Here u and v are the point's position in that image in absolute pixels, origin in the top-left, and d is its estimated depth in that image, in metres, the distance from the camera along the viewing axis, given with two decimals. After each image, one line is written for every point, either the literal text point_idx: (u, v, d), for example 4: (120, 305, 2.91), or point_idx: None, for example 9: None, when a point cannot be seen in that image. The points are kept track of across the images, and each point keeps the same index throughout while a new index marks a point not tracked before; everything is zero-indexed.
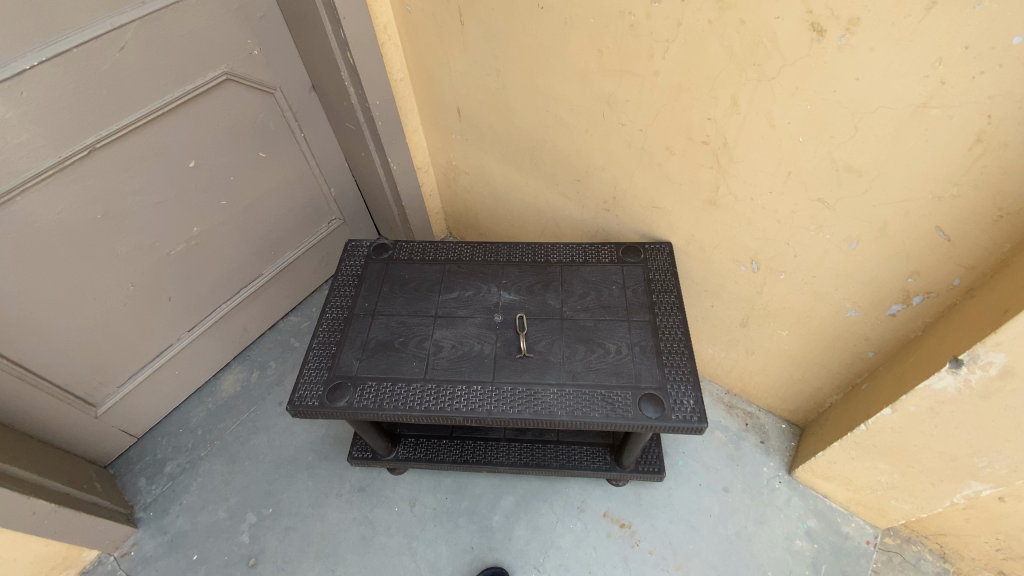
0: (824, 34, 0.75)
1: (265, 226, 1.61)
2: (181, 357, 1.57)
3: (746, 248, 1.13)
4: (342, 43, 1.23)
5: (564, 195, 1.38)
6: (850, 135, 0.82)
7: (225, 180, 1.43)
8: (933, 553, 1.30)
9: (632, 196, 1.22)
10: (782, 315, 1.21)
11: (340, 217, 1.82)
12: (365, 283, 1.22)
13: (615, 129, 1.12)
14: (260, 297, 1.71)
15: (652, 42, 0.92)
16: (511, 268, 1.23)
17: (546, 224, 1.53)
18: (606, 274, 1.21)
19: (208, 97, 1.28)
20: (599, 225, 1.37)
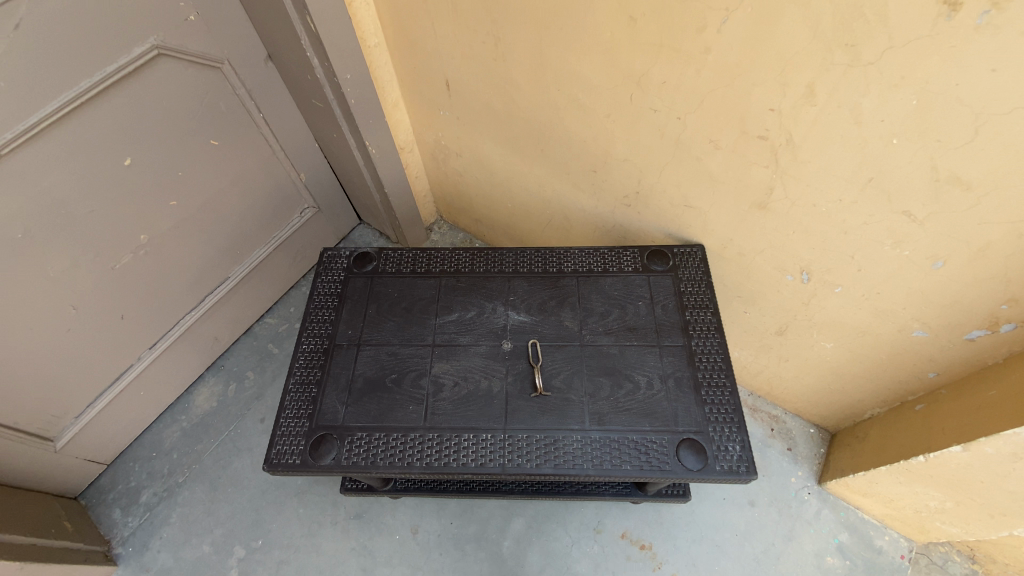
0: (958, 10, 0.56)
1: (227, 224, 1.39)
2: (145, 376, 1.39)
3: (798, 258, 0.96)
4: (299, 4, 0.98)
5: (575, 186, 1.18)
6: (967, 140, 0.66)
7: (173, 176, 1.20)
8: (961, 554, 1.24)
9: (661, 193, 1.03)
10: (830, 328, 1.06)
11: (313, 205, 1.59)
12: (347, 305, 1.03)
13: (644, 116, 0.90)
14: (229, 301, 1.51)
15: (705, 10, 0.70)
16: (519, 281, 1.05)
17: (553, 215, 1.33)
18: (631, 287, 1.02)
19: (139, 78, 1.03)
20: (617, 221, 1.18)
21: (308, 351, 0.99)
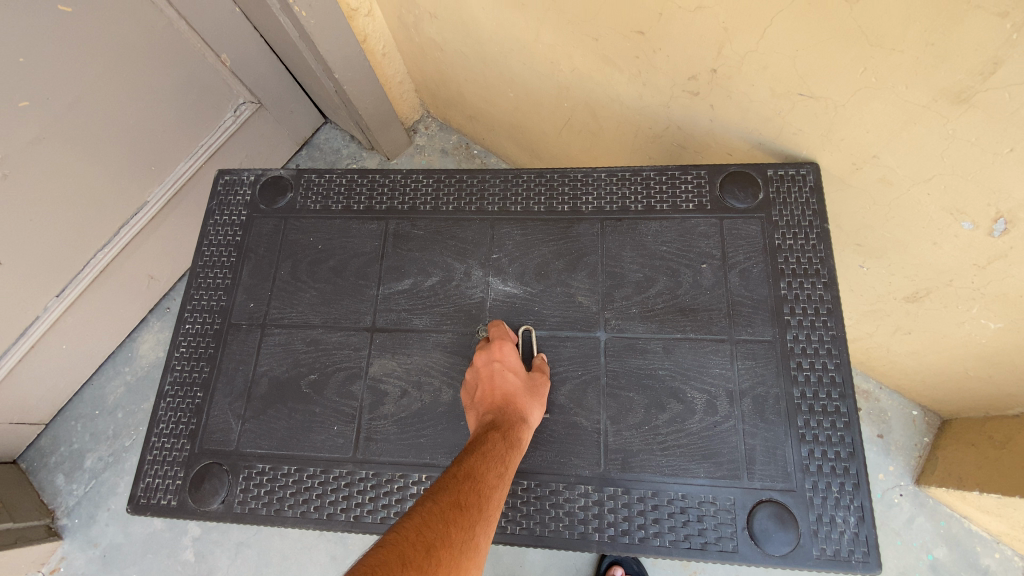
0: None
1: (125, 129, 1.02)
2: (63, 328, 1.12)
3: (1004, 191, 0.53)
4: None
5: (607, 62, 0.74)
6: None
7: (11, 65, 0.82)
8: None
9: (762, 70, 0.59)
10: (1009, 302, 0.65)
11: (252, 99, 1.18)
12: (249, 261, 0.69)
13: None
14: (159, 232, 1.19)
15: None
16: (508, 228, 0.67)
17: (574, 108, 0.90)
18: (690, 238, 0.65)
19: None
20: (672, 119, 0.75)
21: (193, 333, 0.67)
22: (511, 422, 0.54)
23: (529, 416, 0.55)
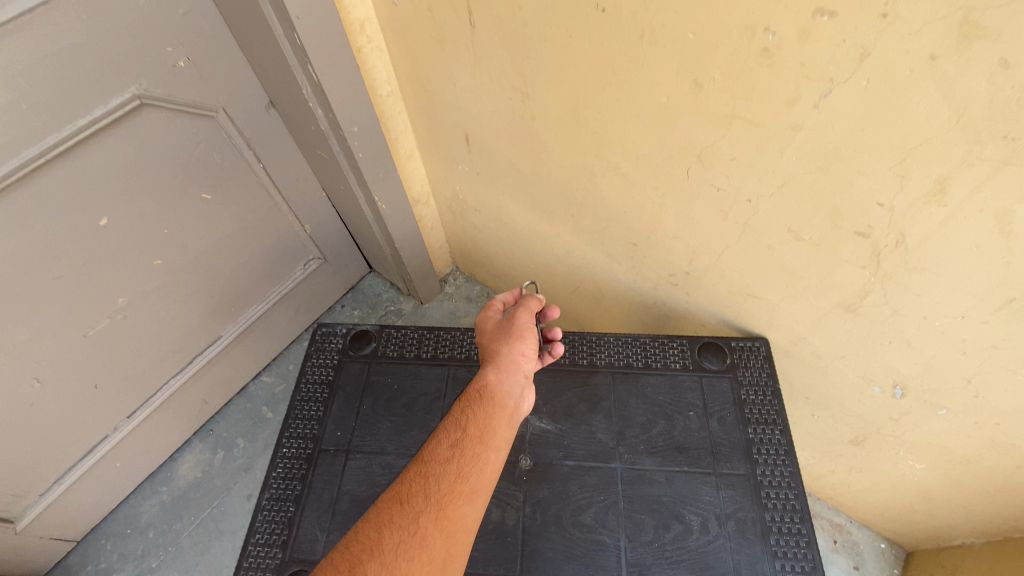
0: None
1: (219, 279, 1.26)
2: (123, 446, 1.25)
3: (892, 368, 0.77)
4: (300, 53, 0.86)
5: (611, 257, 1.02)
6: None
7: (156, 234, 1.07)
8: None
9: (720, 276, 0.86)
10: (922, 447, 0.85)
11: (319, 255, 1.46)
12: (339, 396, 0.88)
13: (704, 194, 0.74)
14: (222, 361, 1.38)
15: (800, 77, 0.54)
16: (542, 377, 0.89)
17: (583, 282, 1.17)
18: (679, 391, 0.86)
19: (118, 131, 0.91)
20: (658, 297, 1.01)
21: (288, 456, 0.83)
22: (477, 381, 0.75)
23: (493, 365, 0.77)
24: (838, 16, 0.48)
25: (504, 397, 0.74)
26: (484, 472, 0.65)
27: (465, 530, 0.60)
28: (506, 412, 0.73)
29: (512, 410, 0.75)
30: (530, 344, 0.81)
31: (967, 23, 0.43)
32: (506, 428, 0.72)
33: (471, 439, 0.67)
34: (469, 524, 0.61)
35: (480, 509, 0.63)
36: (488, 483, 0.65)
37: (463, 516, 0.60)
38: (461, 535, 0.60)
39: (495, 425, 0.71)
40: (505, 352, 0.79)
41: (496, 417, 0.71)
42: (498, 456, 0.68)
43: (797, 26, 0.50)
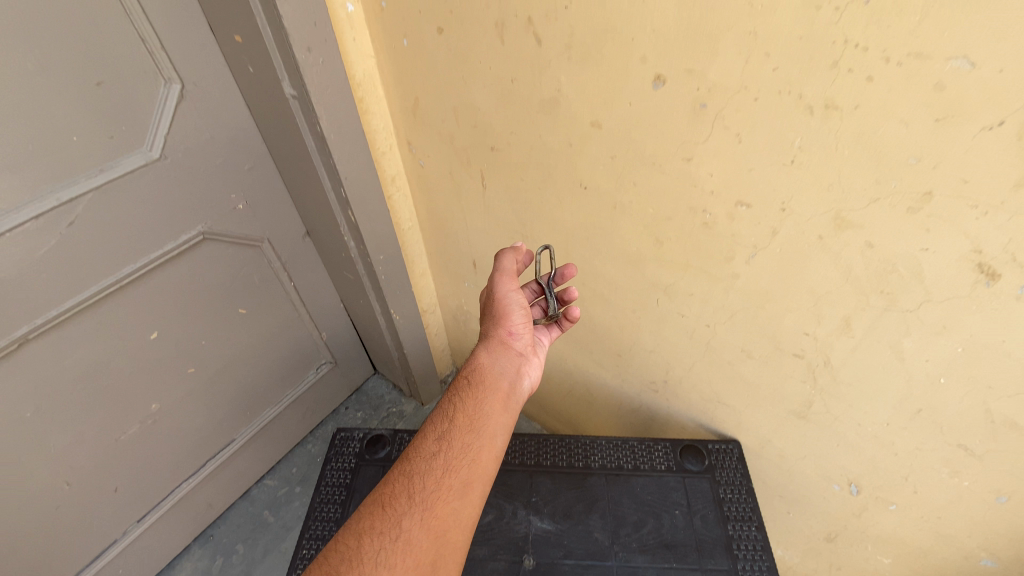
0: (996, 279, 0.56)
1: (242, 385, 1.36)
2: (127, 553, 1.27)
3: (844, 468, 0.88)
4: (342, 201, 1.07)
5: (599, 365, 1.16)
6: (1020, 391, 0.62)
7: (195, 346, 1.19)
8: None
9: (693, 384, 1.00)
10: (886, 542, 0.94)
11: (331, 360, 1.58)
12: (356, 498, 0.97)
13: (672, 318, 0.91)
14: (232, 464, 1.43)
15: (732, 242, 0.73)
16: (542, 478, 1.00)
17: (575, 386, 1.30)
18: (665, 491, 0.97)
19: (182, 260, 1.08)
20: (643, 401, 1.14)
21: (308, 558, 0.90)
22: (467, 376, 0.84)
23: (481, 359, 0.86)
24: (751, 206, 0.67)
25: (490, 389, 0.82)
26: (472, 463, 0.71)
27: (458, 524, 0.66)
28: (496, 396, 0.81)
29: (503, 392, 0.83)
30: (515, 326, 0.88)
31: (840, 218, 0.61)
32: (496, 414, 0.79)
33: (455, 434, 0.74)
34: (462, 516, 0.67)
35: (473, 499, 0.69)
36: (477, 473, 0.71)
37: (452, 511, 0.66)
38: (453, 529, 0.65)
39: (482, 414, 0.78)
40: (491, 348, 0.87)
41: (482, 406, 0.78)
42: (487, 444, 0.74)
43: (724, 210, 0.70)
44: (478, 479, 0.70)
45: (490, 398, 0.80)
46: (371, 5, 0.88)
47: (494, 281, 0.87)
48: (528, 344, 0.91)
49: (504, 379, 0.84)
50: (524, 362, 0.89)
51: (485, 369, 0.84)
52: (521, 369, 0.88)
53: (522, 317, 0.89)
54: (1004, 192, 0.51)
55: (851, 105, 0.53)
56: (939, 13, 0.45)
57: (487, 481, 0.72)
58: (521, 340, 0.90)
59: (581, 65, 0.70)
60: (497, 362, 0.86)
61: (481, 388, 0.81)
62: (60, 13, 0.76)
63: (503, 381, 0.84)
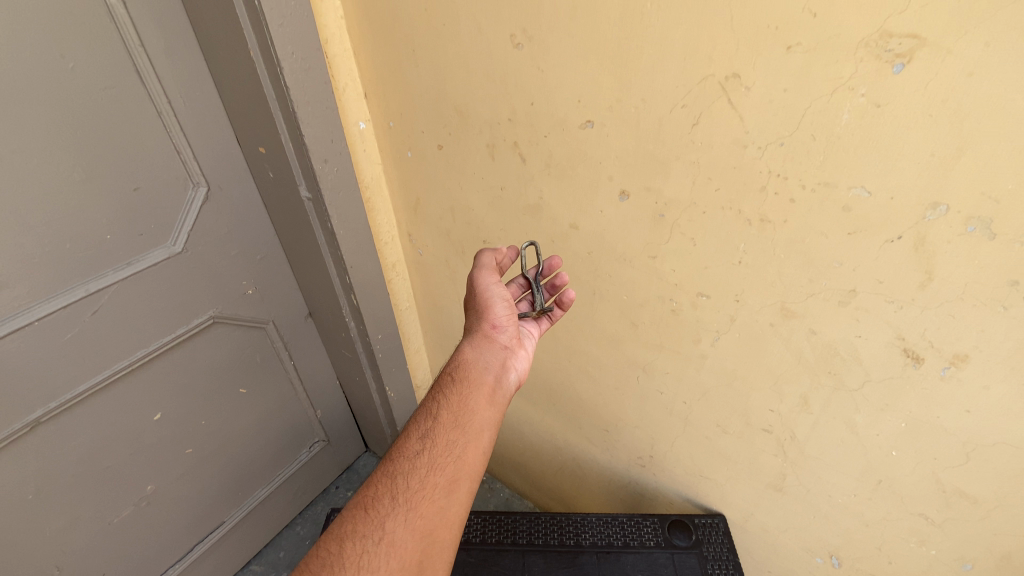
0: (921, 361, 0.65)
1: (236, 466, 1.35)
2: None
3: (825, 540, 0.92)
4: (346, 286, 1.15)
5: (587, 439, 1.21)
6: (960, 461, 0.69)
7: (195, 427, 1.20)
8: None
9: (676, 458, 1.05)
10: None
11: (324, 438, 1.59)
12: None
13: (652, 395, 0.98)
14: (219, 549, 1.40)
15: (698, 327, 0.82)
16: (533, 557, 1.04)
17: (565, 461, 1.33)
18: (654, 567, 1.00)
19: (191, 343, 1.11)
20: (631, 476, 1.18)
21: None
22: (450, 371, 0.80)
23: (464, 353, 0.81)
24: (711, 297, 0.77)
25: (474, 383, 0.78)
26: (457, 460, 0.68)
27: (445, 523, 0.63)
28: (481, 391, 0.77)
29: (489, 386, 0.79)
30: (500, 318, 0.84)
31: (785, 308, 0.71)
32: (482, 408, 0.76)
33: (439, 430, 0.71)
34: (449, 514, 0.64)
35: (460, 497, 0.66)
36: (463, 469, 0.68)
37: (438, 509, 0.64)
38: (439, 528, 0.63)
39: (467, 409, 0.74)
40: (475, 341, 0.83)
41: (466, 402, 0.75)
42: (473, 440, 0.71)
43: (688, 299, 0.80)
44: (466, 476, 0.68)
45: (475, 393, 0.77)
46: (380, 123, 1.02)
47: (474, 276, 0.84)
48: (514, 337, 0.86)
49: (489, 373, 0.80)
50: (510, 355, 0.85)
51: (468, 364, 0.80)
52: (506, 363, 0.84)
53: (505, 309, 0.85)
54: (913, 290, 0.60)
55: (780, 220, 0.65)
56: (838, 155, 0.57)
57: (474, 477, 0.69)
58: (506, 333, 0.86)
59: (560, 179, 0.83)
60: (481, 357, 0.81)
61: (465, 384, 0.77)
62: (111, 130, 0.85)
63: (487, 376, 0.80)
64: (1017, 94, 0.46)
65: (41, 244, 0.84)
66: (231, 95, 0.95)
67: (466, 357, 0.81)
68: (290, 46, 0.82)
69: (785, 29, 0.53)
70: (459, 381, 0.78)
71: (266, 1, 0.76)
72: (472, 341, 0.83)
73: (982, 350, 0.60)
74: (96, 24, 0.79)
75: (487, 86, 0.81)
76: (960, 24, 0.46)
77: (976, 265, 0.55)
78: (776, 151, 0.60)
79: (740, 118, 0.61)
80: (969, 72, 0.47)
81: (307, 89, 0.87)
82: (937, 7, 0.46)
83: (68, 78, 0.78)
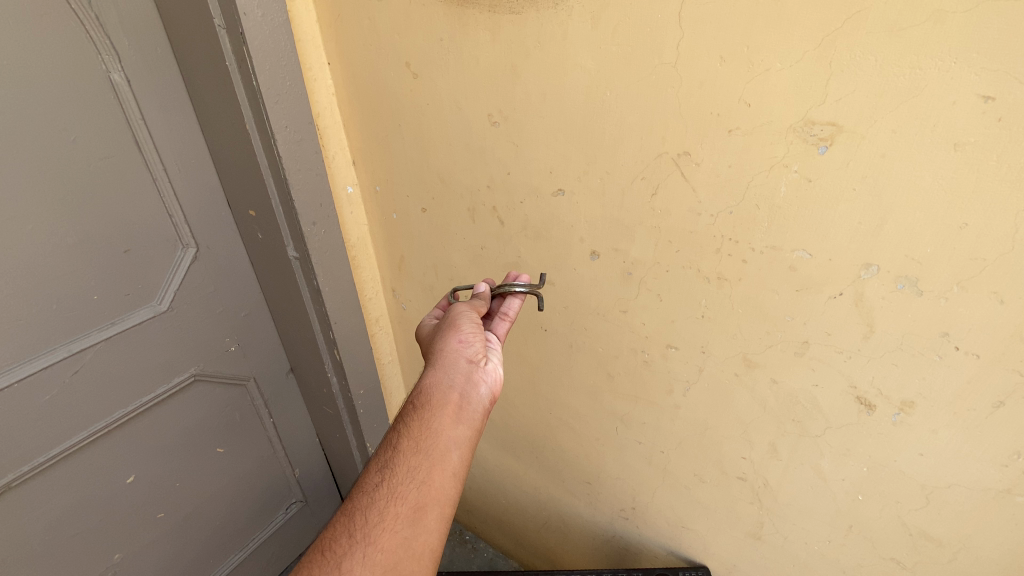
0: (873, 408, 0.69)
1: (209, 531, 1.29)
2: None
3: None
4: (330, 342, 1.17)
5: (570, 492, 1.21)
6: (922, 504, 0.73)
7: (169, 489, 1.16)
8: None
9: (658, 510, 1.05)
10: None
11: (302, 498, 1.54)
12: None
13: (631, 445, 1.00)
14: None
15: (670, 378, 0.86)
16: None
17: (550, 515, 1.32)
18: None
19: (170, 402, 1.11)
20: (615, 530, 1.17)
21: None
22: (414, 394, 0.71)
23: (426, 373, 0.73)
24: (679, 348, 0.82)
25: (440, 401, 0.68)
26: (422, 486, 0.60)
27: (409, 556, 0.56)
28: (447, 410, 0.68)
29: (456, 403, 0.69)
30: (459, 331, 0.76)
31: (748, 359, 0.76)
32: (449, 428, 0.66)
33: (400, 458, 0.63)
34: (416, 546, 0.57)
35: (428, 525, 0.58)
36: (431, 495, 0.60)
37: (401, 542, 0.56)
38: (403, 562, 0.55)
39: (431, 431, 0.65)
40: (437, 358, 0.73)
41: (432, 422, 0.66)
42: (440, 462, 0.63)
43: (659, 351, 0.85)
44: (434, 501, 0.60)
45: (440, 413, 0.67)
46: (367, 188, 1.09)
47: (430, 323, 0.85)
48: (483, 349, 0.77)
49: (455, 391, 0.71)
50: (479, 366, 0.75)
51: (430, 386, 0.71)
52: (476, 376, 0.74)
53: (469, 325, 0.77)
54: (858, 341, 0.66)
55: (736, 278, 0.71)
56: (780, 222, 0.64)
57: (445, 502, 0.61)
58: (473, 346, 0.76)
59: (535, 241, 0.89)
60: (445, 374, 0.72)
61: (426, 406, 0.68)
62: (106, 195, 0.89)
63: (453, 394, 0.70)
64: (922, 172, 0.54)
65: (31, 306, 0.85)
66: (225, 163, 1.00)
67: (428, 377, 0.72)
68: (284, 121, 0.88)
69: (726, 116, 0.62)
70: (423, 401, 0.68)
71: (264, 82, 0.83)
72: (434, 358, 0.74)
73: (925, 396, 0.65)
74: (101, 100, 0.85)
75: (468, 157, 0.88)
76: (869, 115, 0.54)
77: (909, 319, 0.61)
78: (726, 218, 0.68)
79: (693, 190, 0.68)
80: (883, 154, 0.55)
81: (298, 158, 0.93)
82: (849, 101, 0.54)
83: (70, 149, 0.83)
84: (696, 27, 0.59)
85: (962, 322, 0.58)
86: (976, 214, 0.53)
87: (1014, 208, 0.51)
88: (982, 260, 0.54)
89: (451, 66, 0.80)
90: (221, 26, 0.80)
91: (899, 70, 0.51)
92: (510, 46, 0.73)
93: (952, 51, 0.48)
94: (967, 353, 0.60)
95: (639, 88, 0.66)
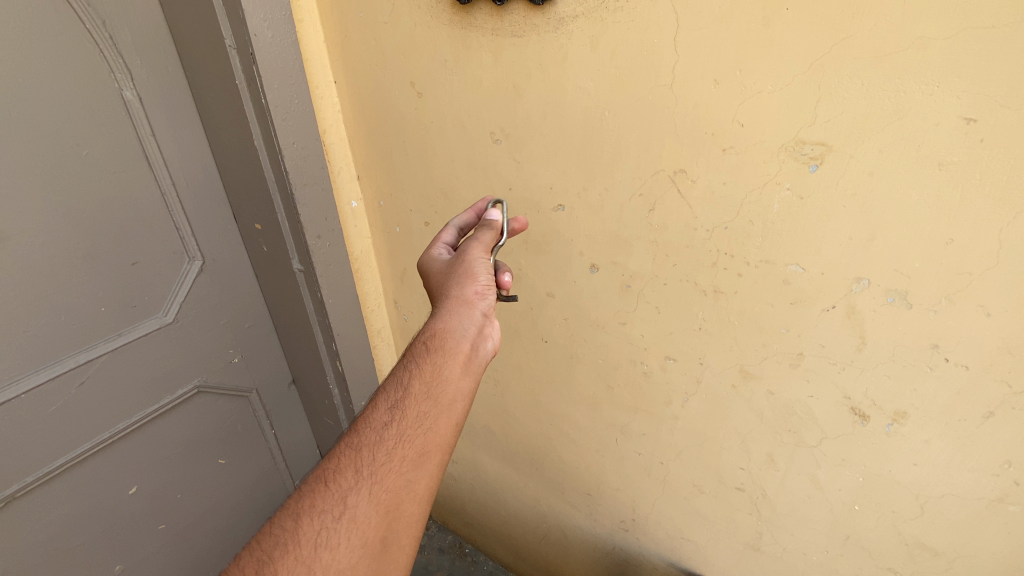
0: (867, 419, 0.71)
1: (210, 543, 1.29)
2: None
3: None
4: (332, 353, 1.18)
5: (571, 503, 1.22)
6: (917, 513, 0.74)
7: (171, 500, 1.16)
8: None
9: (657, 521, 1.06)
10: None
11: None
12: None
13: (630, 455, 1.01)
14: None
15: (668, 389, 0.88)
16: None
17: (550, 527, 1.32)
18: None
19: (173, 413, 1.11)
20: (616, 541, 1.18)
21: None
22: (429, 333, 0.67)
23: (441, 315, 0.68)
24: (677, 360, 0.84)
25: (455, 350, 0.66)
26: (429, 434, 0.59)
27: (411, 498, 0.55)
28: (458, 360, 0.66)
29: (468, 354, 0.67)
30: (478, 277, 0.71)
31: (744, 371, 0.78)
32: (459, 378, 0.65)
33: (411, 400, 0.60)
34: (418, 489, 0.56)
35: (431, 471, 0.58)
36: (436, 443, 0.59)
37: (405, 485, 0.55)
38: (405, 503, 0.55)
39: (442, 379, 0.63)
40: (455, 300, 0.69)
41: (444, 370, 0.63)
42: (448, 410, 0.61)
43: (657, 363, 0.86)
44: (438, 449, 0.59)
45: (452, 363, 0.65)
46: (371, 202, 1.11)
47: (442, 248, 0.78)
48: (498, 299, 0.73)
49: (470, 340, 0.68)
50: (494, 318, 0.72)
51: (445, 330, 0.67)
52: (490, 328, 0.71)
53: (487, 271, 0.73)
54: (851, 353, 0.68)
55: (732, 290, 0.73)
56: (774, 237, 0.66)
57: (449, 450, 0.60)
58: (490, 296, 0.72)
59: (536, 254, 0.91)
60: (458, 322, 0.68)
61: (440, 354, 0.65)
62: (115, 209, 0.91)
63: (467, 344, 0.67)
64: (909, 190, 0.56)
65: (41, 317, 0.87)
66: (232, 178, 1.03)
67: (444, 319, 0.68)
68: (291, 137, 0.91)
69: (720, 135, 0.64)
70: (437, 347, 0.65)
71: (272, 100, 0.86)
72: (452, 300, 0.69)
73: (918, 407, 0.66)
74: (113, 117, 0.88)
75: (470, 173, 0.91)
76: (856, 136, 0.56)
77: (900, 331, 0.63)
78: (721, 234, 0.70)
79: (689, 205, 0.71)
80: (871, 171, 0.57)
81: (304, 173, 0.95)
82: (837, 122, 0.57)
83: (81, 164, 0.85)
84: (691, 50, 0.61)
85: (951, 334, 0.60)
86: (962, 230, 0.55)
87: (998, 225, 0.53)
88: (969, 274, 0.56)
89: (455, 86, 0.83)
90: (231, 46, 0.83)
91: (885, 93, 0.53)
92: (512, 68, 0.76)
93: (934, 76, 0.51)
94: (956, 365, 0.61)
95: (637, 107, 0.68)
